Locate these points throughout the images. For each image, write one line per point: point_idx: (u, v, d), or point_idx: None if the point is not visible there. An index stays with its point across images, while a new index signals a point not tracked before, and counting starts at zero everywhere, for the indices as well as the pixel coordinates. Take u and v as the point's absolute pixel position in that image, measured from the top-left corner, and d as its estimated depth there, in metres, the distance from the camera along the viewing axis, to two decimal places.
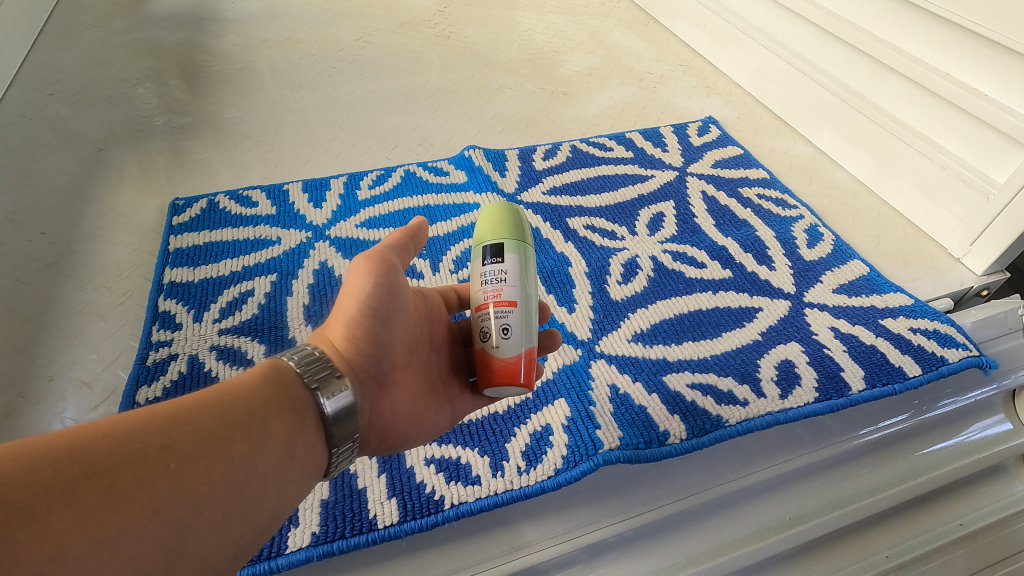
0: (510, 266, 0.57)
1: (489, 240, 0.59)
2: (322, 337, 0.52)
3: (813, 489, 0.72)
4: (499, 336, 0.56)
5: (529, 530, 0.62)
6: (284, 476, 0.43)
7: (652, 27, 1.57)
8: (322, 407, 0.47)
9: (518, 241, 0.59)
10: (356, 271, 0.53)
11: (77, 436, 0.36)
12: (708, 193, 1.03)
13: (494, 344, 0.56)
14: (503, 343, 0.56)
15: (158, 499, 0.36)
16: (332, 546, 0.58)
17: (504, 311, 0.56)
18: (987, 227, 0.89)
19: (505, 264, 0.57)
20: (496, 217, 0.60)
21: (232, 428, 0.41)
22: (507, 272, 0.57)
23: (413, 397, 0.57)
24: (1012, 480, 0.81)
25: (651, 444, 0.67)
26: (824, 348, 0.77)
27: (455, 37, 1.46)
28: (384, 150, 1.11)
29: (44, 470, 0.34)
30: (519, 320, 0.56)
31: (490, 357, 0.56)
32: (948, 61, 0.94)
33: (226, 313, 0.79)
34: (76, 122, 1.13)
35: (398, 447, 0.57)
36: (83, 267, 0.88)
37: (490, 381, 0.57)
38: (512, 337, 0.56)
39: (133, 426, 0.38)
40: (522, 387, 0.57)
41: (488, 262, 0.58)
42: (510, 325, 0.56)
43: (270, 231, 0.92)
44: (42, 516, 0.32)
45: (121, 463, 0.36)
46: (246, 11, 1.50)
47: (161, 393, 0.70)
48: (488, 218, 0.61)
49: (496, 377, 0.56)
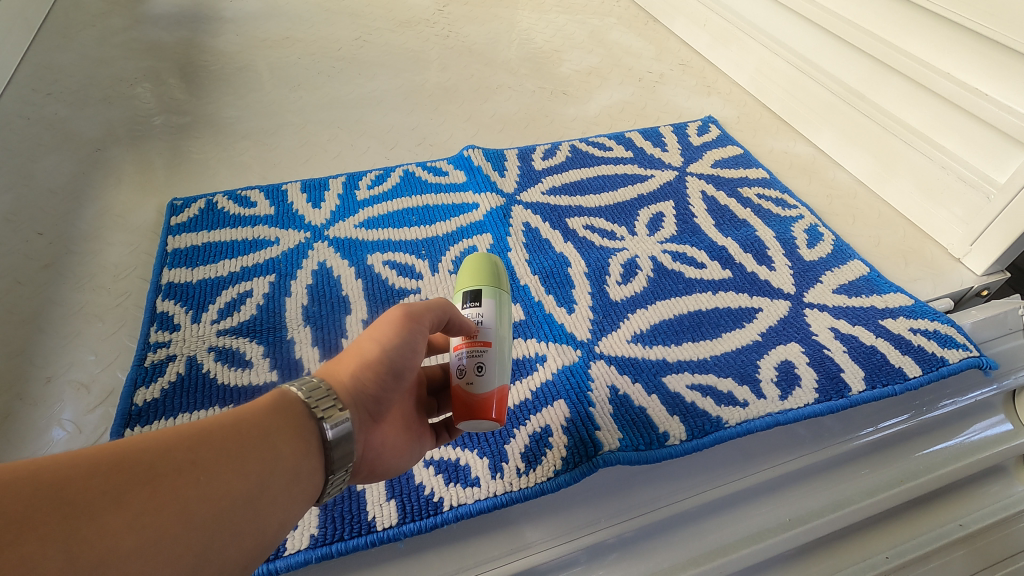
0: (488, 308, 0.59)
1: (467, 286, 0.61)
2: (330, 372, 0.50)
3: (813, 490, 0.71)
4: (472, 373, 0.57)
5: (529, 531, 0.62)
6: (298, 492, 0.43)
7: (652, 26, 1.57)
8: (325, 435, 0.45)
9: (495, 285, 0.61)
10: (385, 319, 0.53)
11: (119, 444, 0.36)
12: (708, 193, 1.02)
13: (468, 381, 0.57)
14: (476, 380, 0.56)
15: (191, 508, 0.36)
16: (331, 548, 0.58)
17: (479, 349, 0.57)
18: (987, 226, 0.89)
19: (483, 307, 0.59)
20: (475, 264, 0.62)
21: (254, 446, 0.41)
22: (484, 314, 0.58)
23: (400, 432, 0.56)
24: (1012, 480, 0.81)
25: (650, 445, 0.66)
26: (824, 349, 0.77)
27: (454, 36, 1.45)
28: (383, 150, 1.11)
29: (93, 474, 0.34)
30: (495, 359, 0.58)
31: (465, 393, 0.57)
32: (948, 60, 0.93)
33: (224, 314, 0.79)
34: (74, 122, 1.13)
35: (380, 478, 0.55)
36: (82, 267, 0.88)
37: (465, 415, 0.57)
38: (486, 374, 0.57)
39: (168, 439, 0.38)
40: (495, 422, 0.58)
41: (466, 305, 0.59)
42: (484, 363, 0.57)
43: (269, 232, 0.92)
44: (96, 516, 0.33)
45: (160, 472, 0.36)
46: (244, 10, 1.49)
47: (159, 394, 0.70)
48: (466, 265, 0.63)
49: (471, 412, 0.57)
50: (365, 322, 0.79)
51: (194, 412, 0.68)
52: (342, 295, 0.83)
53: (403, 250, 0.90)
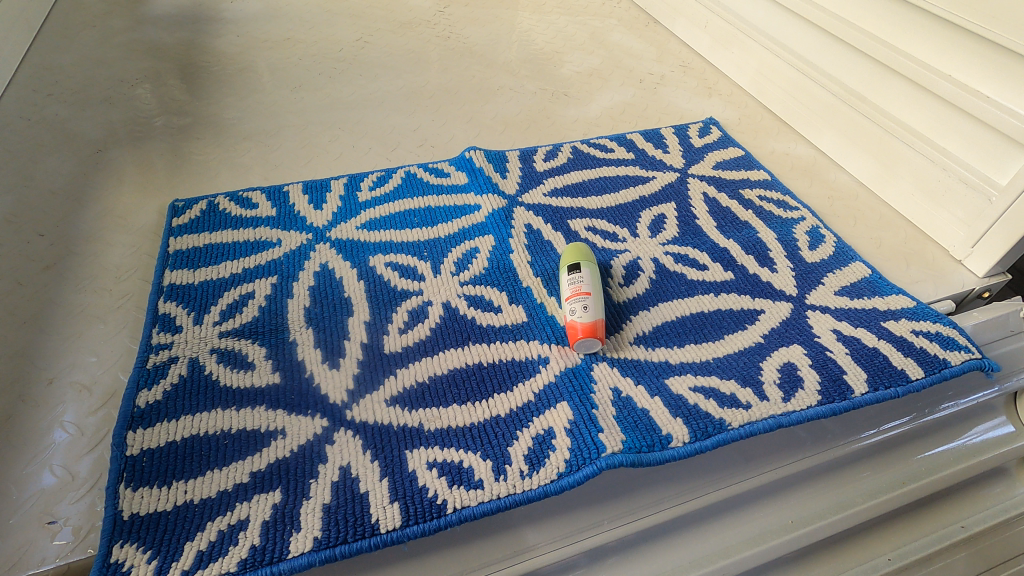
0: (586, 274, 0.78)
1: (577, 259, 0.80)
2: None
3: (814, 493, 0.72)
4: (578, 311, 0.75)
5: (530, 534, 0.63)
6: None
7: (653, 27, 1.56)
8: None
9: (589, 259, 0.80)
10: None
11: None
12: (710, 194, 1.03)
13: (576, 315, 0.75)
14: (584, 314, 0.75)
15: None
16: (334, 551, 0.58)
17: (584, 296, 0.76)
18: (989, 228, 0.89)
19: (582, 274, 0.78)
20: (578, 249, 0.82)
21: None
22: (584, 278, 0.78)
23: None
24: (1014, 482, 0.81)
25: (653, 448, 0.66)
26: (826, 351, 0.77)
27: (454, 37, 1.45)
28: (384, 151, 1.11)
29: None
30: (595, 302, 0.76)
31: (575, 324, 0.75)
32: (948, 62, 0.94)
33: (226, 316, 0.79)
34: (74, 123, 1.13)
35: None
36: (83, 268, 0.88)
37: (576, 339, 0.74)
38: (591, 311, 0.75)
39: None
40: (602, 341, 0.75)
41: (571, 275, 0.79)
42: (590, 304, 0.76)
43: (272, 233, 0.92)
44: None
45: None
46: (244, 10, 1.49)
47: (161, 396, 0.70)
48: (575, 248, 0.82)
49: (580, 335, 0.74)
50: (367, 324, 0.79)
51: (196, 415, 0.68)
52: (344, 296, 0.83)
53: (406, 251, 0.90)
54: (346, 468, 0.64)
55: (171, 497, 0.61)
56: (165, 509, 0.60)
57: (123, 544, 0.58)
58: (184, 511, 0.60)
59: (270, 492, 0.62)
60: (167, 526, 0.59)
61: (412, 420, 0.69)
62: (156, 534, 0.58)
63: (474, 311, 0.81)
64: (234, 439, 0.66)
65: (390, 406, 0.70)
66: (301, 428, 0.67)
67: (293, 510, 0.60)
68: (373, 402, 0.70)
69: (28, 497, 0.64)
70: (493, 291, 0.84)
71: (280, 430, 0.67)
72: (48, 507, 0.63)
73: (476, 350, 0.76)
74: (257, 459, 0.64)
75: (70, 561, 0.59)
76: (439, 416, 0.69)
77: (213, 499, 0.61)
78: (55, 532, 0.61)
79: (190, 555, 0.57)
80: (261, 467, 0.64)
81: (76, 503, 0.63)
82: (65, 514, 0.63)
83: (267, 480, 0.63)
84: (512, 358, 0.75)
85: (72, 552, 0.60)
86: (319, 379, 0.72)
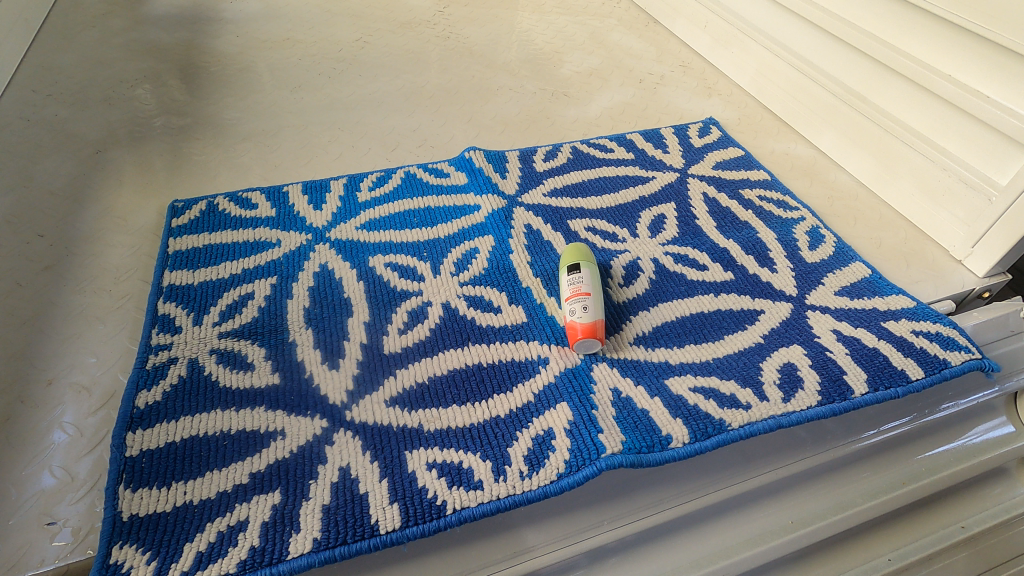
0: (586, 274, 0.78)
1: (576, 260, 0.80)
2: None
3: (814, 493, 0.72)
4: (577, 312, 0.75)
5: (530, 535, 0.63)
6: None
7: (652, 27, 1.56)
8: None
9: (588, 259, 0.80)
10: None
11: None
12: (709, 194, 1.03)
13: (576, 316, 0.75)
14: (584, 315, 0.75)
15: None
16: (334, 552, 0.58)
17: (584, 296, 0.76)
18: (989, 228, 0.89)
19: (582, 275, 0.78)
20: (578, 249, 0.82)
21: None
22: (584, 278, 0.77)
23: None
24: (1015, 483, 0.81)
25: (653, 448, 0.66)
26: (826, 351, 0.77)
27: (454, 37, 1.45)
28: (383, 151, 1.11)
29: None
30: (595, 303, 0.76)
31: (575, 325, 0.75)
32: (949, 62, 0.93)
33: (225, 317, 0.79)
34: (74, 123, 1.13)
35: None
36: (83, 269, 0.88)
37: (576, 339, 0.74)
38: (591, 312, 0.75)
39: None
40: (602, 341, 0.75)
41: (571, 275, 0.79)
42: (589, 305, 0.75)
43: (271, 233, 0.92)
44: None
45: None
46: (244, 11, 1.49)
47: (161, 397, 0.69)
48: (575, 248, 0.82)
49: (580, 335, 0.74)
50: (367, 325, 0.79)
51: (196, 415, 0.68)
52: (343, 297, 0.83)
53: (405, 252, 0.90)
54: (346, 468, 0.64)
55: (171, 497, 0.61)
56: (165, 509, 0.60)
57: (123, 544, 0.57)
58: (183, 512, 0.60)
59: (270, 492, 0.62)
60: (167, 527, 0.59)
61: (412, 421, 0.69)
62: (156, 535, 0.58)
63: (474, 311, 0.81)
64: (234, 440, 0.66)
65: (390, 406, 0.70)
66: (301, 429, 0.67)
67: (293, 511, 0.60)
68: (373, 403, 0.70)
69: (27, 498, 0.64)
70: (493, 291, 0.84)
71: (279, 430, 0.67)
72: (48, 508, 0.63)
73: (476, 351, 0.76)
74: (257, 459, 0.64)
75: (70, 562, 0.59)
76: (439, 416, 0.69)
77: (213, 499, 0.61)
78: (54, 532, 0.61)
79: (189, 556, 0.57)
80: (260, 468, 0.63)
81: (76, 504, 0.63)
82: (64, 515, 0.62)
83: (267, 480, 0.62)
84: (512, 358, 0.75)
85: (71, 553, 0.60)
86: (319, 380, 0.72)
